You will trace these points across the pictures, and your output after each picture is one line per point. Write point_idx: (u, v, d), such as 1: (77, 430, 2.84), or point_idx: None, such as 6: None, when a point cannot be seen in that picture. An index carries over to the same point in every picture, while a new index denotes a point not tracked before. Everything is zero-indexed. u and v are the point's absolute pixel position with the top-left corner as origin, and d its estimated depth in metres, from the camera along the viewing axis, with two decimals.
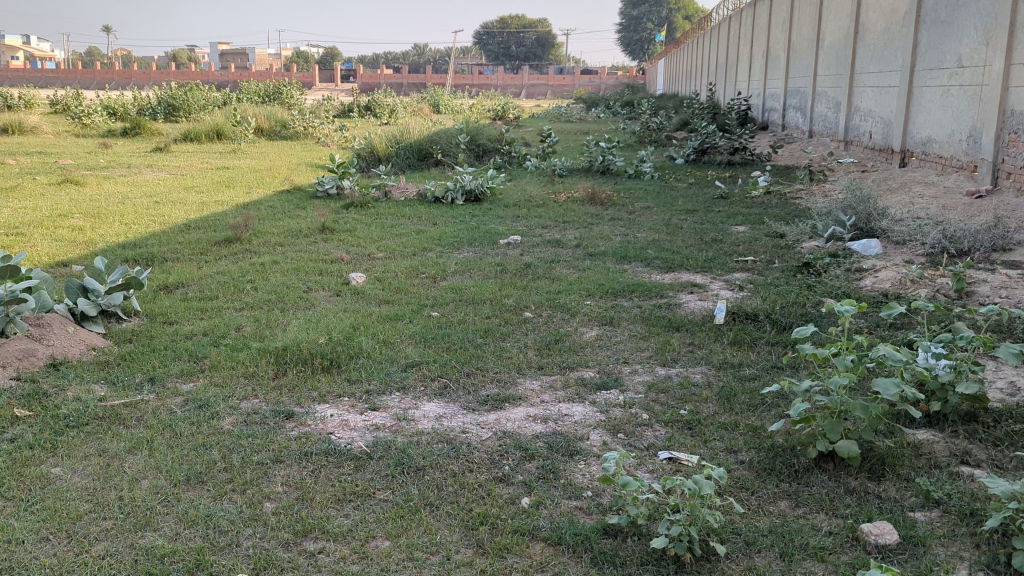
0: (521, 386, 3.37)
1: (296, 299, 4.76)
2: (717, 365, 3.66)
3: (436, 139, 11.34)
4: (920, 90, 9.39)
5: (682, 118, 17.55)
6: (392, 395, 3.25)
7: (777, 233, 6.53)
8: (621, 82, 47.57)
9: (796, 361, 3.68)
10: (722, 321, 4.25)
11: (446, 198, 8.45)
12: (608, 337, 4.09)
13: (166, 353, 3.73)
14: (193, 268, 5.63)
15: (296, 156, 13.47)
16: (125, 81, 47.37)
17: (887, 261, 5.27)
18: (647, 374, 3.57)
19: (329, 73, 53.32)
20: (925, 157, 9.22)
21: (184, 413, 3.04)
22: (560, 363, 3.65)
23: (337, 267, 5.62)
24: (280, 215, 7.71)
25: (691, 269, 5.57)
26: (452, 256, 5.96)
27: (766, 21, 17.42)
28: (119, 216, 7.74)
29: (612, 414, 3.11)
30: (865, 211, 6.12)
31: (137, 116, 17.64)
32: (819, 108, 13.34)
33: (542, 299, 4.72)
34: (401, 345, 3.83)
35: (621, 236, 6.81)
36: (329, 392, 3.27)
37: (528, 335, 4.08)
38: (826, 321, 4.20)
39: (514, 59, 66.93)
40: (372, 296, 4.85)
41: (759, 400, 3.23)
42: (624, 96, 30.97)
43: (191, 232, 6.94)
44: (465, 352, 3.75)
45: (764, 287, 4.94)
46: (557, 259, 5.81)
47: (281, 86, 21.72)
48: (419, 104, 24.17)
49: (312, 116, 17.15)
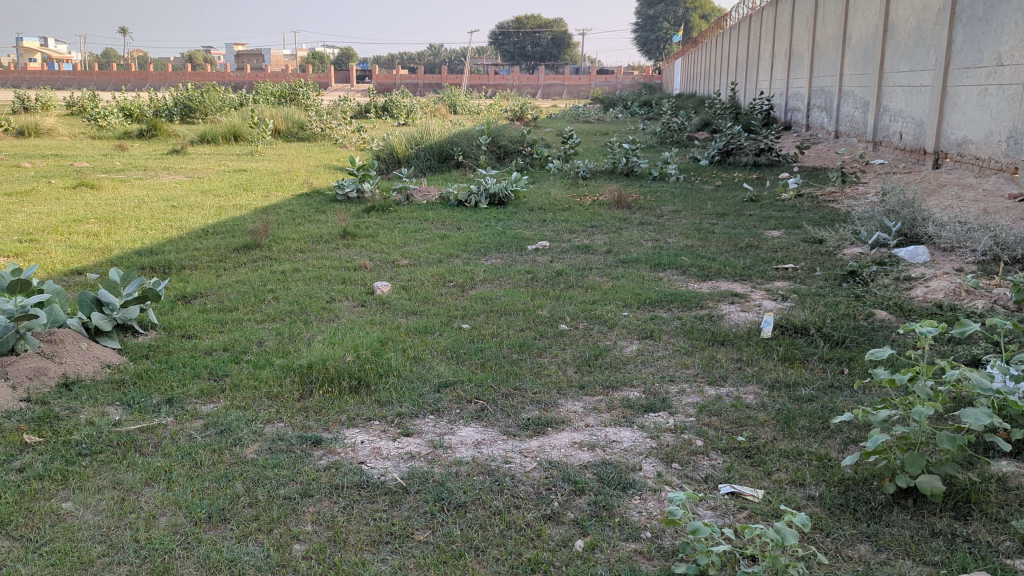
0: (562, 408, 3.15)
1: (320, 311, 4.56)
2: (771, 384, 3.42)
3: (456, 140, 11.14)
4: (955, 89, 9.09)
5: (704, 118, 17.28)
6: (426, 419, 3.03)
7: (815, 238, 6.28)
8: (637, 82, 47.27)
9: (855, 381, 3.43)
10: (771, 334, 4.01)
11: (470, 201, 8.25)
12: (649, 352, 3.86)
13: (184, 371, 3.53)
14: (212, 276, 5.45)
15: (314, 158, 13.32)
16: (141, 81, 47.56)
17: (937, 269, 5.01)
18: (696, 394, 3.34)
19: (345, 73, 53.34)
20: (960, 159, 8.93)
21: (204, 439, 2.85)
22: (603, 382, 3.42)
23: (360, 275, 5.43)
24: (300, 219, 7.53)
25: (729, 276, 5.33)
26: (479, 263, 5.76)
27: (788, 20, 17.11)
28: (136, 221, 7.57)
29: (663, 440, 2.88)
30: (910, 215, 5.85)
31: (154, 118, 17.55)
32: (846, 108, 13.04)
33: (577, 310, 4.50)
34: (433, 362, 3.61)
35: (651, 241, 6.57)
36: (359, 415, 3.06)
37: (565, 350, 3.85)
38: (881, 335, 3.95)
39: (530, 60, 66.65)
40: (398, 307, 4.65)
41: (820, 425, 2.99)
42: (641, 96, 30.70)
43: (209, 238, 6.77)
44: (501, 370, 3.53)
45: (809, 297, 4.70)
46: (589, 266, 5.59)
47: (297, 87, 21.60)
48: (436, 104, 24.01)
49: (330, 118, 17.00)
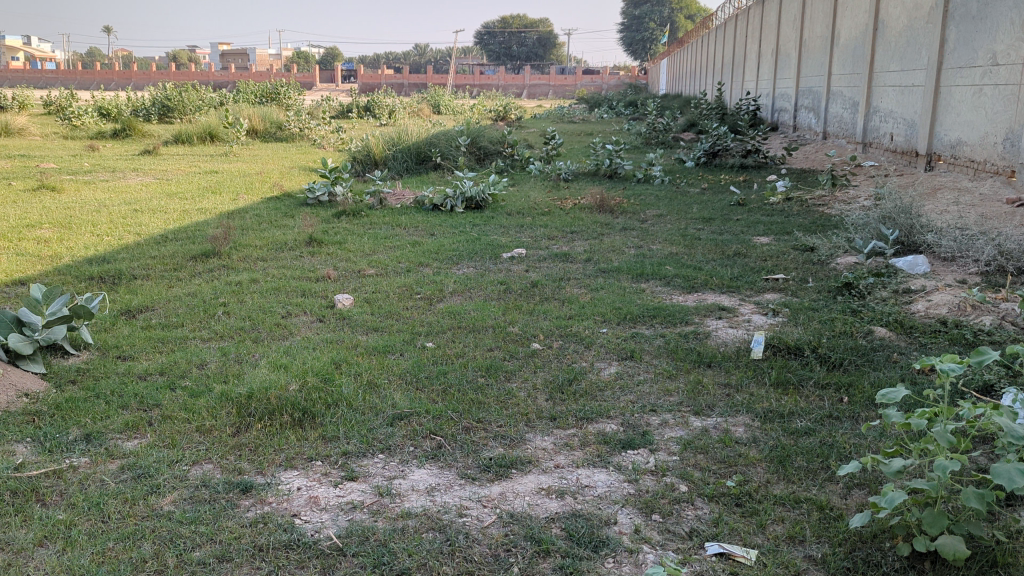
0: (529, 445, 2.81)
1: (273, 327, 4.20)
2: (762, 414, 3.09)
3: (434, 142, 10.79)
4: (948, 89, 8.81)
5: (690, 118, 16.99)
6: (375, 459, 2.68)
7: (807, 246, 5.97)
8: (622, 82, 47.05)
9: (856, 411, 3.11)
10: (762, 356, 3.67)
11: (445, 205, 7.89)
12: (629, 376, 3.52)
13: (110, 401, 3.15)
14: (163, 287, 5.08)
15: (290, 159, 12.95)
16: (123, 81, 47.01)
17: (937, 281, 4.71)
18: (680, 427, 3.00)
19: (330, 73, 52.77)
20: (954, 161, 8.65)
21: (118, 485, 2.47)
22: (578, 412, 3.08)
23: (322, 286, 5.07)
24: (265, 224, 7.15)
25: (716, 287, 5.00)
26: (450, 272, 5.42)
27: (774, 20, 16.85)
28: (92, 226, 7.16)
29: (642, 485, 2.54)
30: (907, 222, 5.56)
31: (129, 117, 17.10)
32: (834, 108, 12.77)
33: (551, 326, 4.16)
34: (389, 389, 3.26)
35: (634, 248, 6.24)
36: (300, 454, 2.71)
37: (537, 374, 3.51)
38: (882, 358, 3.64)
39: (516, 60, 66.28)
40: (359, 322, 4.30)
41: (819, 466, 2.68)
42: (627, 96, 30.40)
43: (167, 245, 6.39)
44: (463, 399, 3.17)
45: (802, 312, 4.38)
46: (567, 276, 5.25)
47: (278, 86, 21.18)
48: (419, 104, 23.62)
49: (309, 118, 16.60)
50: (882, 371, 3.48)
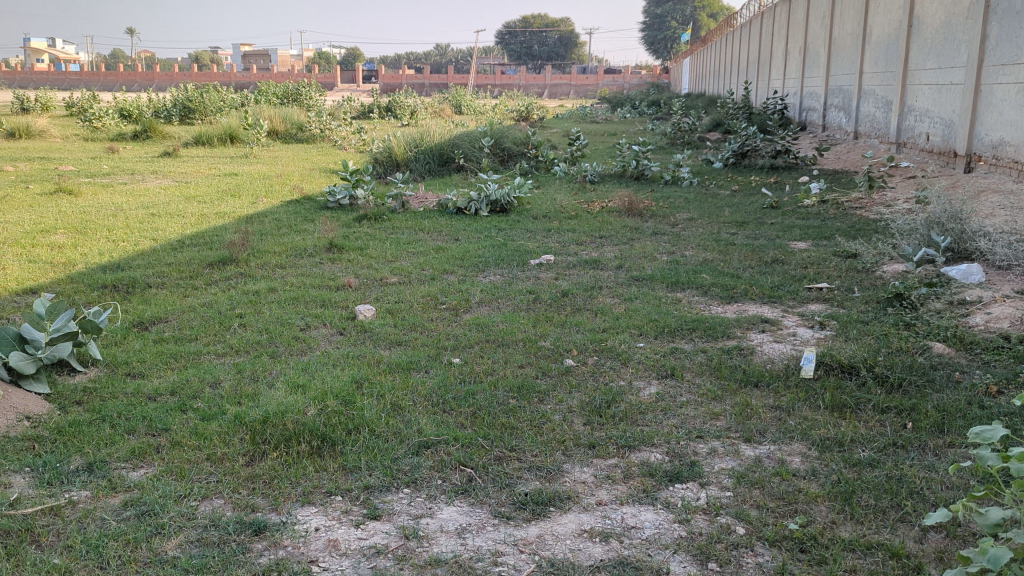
0: (567, 478, 2.57)
1: (291, 341, 4.00)
2: (819, 442, 2.84)
3: (457, 142, 10.57)
4: (990, 87, 8.47)
5: (716, 118, 16.69)
6: (399, 494, 2.45)
7: (849, 252, 5.69)
8: (644, 82, 46.66)
9: (922, 439, 2.84)
10: (813, 375, 3.41)
11: (469, 209, 7.67)
12: (671, 397, 3.27)
13: (116, 424, 2.95)
14: (178, 297, 4.89)
15: (311, 161, 12.79)
16: (146, 83, 47.28)
17: (995, 292, 4.41)
18: (730, 456, 2.74)
19: (351, 73, 52.78)
20: (996, 162, 8.31)
21: (119, 525, 2.26)
22: (618, 439, 2.84)
23: (343, 296, 4.86)
24: (284, 229, 6.96)
25: (756, 297, 4.74)
26: (476, 281, 5.20)
27: (802, 18, 16.50)
28: (108, 231, 7.01)
29: (694, 526, 2.29)
30: (958, 228, 5.26)
31: (150, 119, 17.03)
32: (866, 107, 12.43)
33: (585, 340, 3.91)
34: (413, 412, 3.04)
35: (666, 254, 5.99)
36: (319, 487, 2.49)
37: (572, 395, 3.27)
38: (943, 377, 3.37)
39: (537, 60, 65.96)
40: (381, 335, 4.09)
41: (889, 504, 2.41)
42: (650, 95, 29.97)
43: (185, 251, 6.22)
44: (494, 424, 2.94)
45: (851, 325, 4.11)
46: (598, 284, 5.01)
47: (299, 88, 21.08)
48: (440, 105, 23.44)
49: (330, 119, 16.46)
50: (946, 393, 3.21)
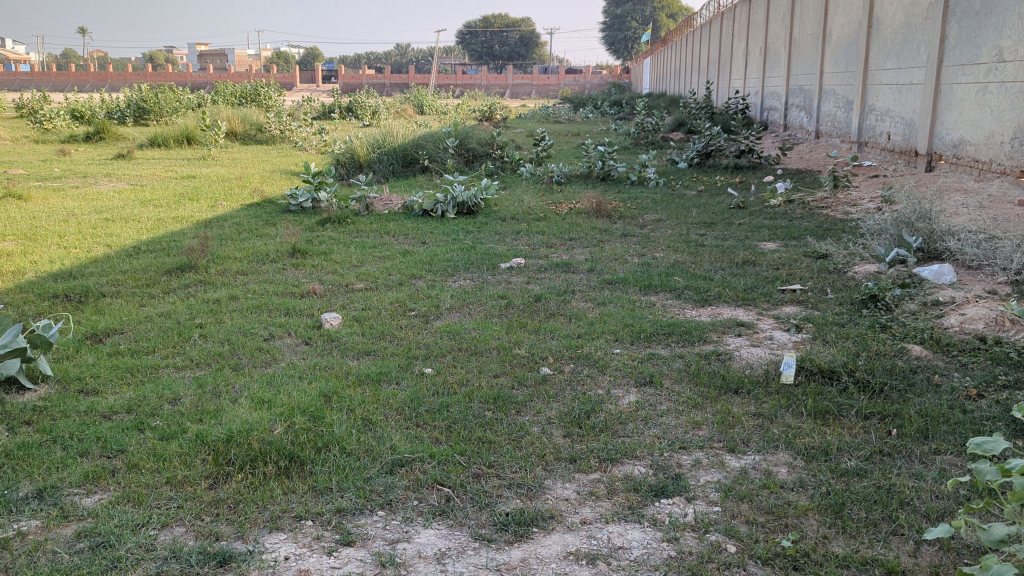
0: (549, 496, 2.47)
1: (255, 352, 3.85)
2: (805, 451, 2.76)
3: (421, 143, 10.42)
4: (949, 87, 8.55)
5: (678, 118, 16.73)
6: (373, 517, 2.33)
7: (820, 253, 5.66)
8: (605, 82, 46.82)
9: (908, 447, 2.77)
10: (793, 381, 3.34)
11: (436, 211, 7.55)
12: (651, 406, 3.18)
13: (68, 446, 2.78)
14: (134, 306, 4.69)
15: (271, 162, 12.54)
16: (99, 83, 46.30)
17: (967, 292, 4.40)
18: (716, 468, 2.66)
19: (310, 73, 52.20)
20: (957, 161, 8.39)
21: (72, 558, 2.11)
22: (600, 453, 2.74)
23: (308, 303, 4.70)
24: (245, 234, 6.77)
25: (730, 300, 4.68)
26: (445, 286, 5.07)
27: (762, 19, 16.61)
28: (60, 237, 6.75)
29: (683, 545, 2.20)
30: (927, 228, 5.26)
31: (104, 120, 16.60)
32: (827, 107, 12.52)
33: (560, 347, 3.82)
34: (386, 427, 2.92)
35: (637, 256, 5.92)
36: (288, 512, 2.36)
37: (550, 406, 3.16)
38: (924, 381, 3.32)
39: (498, 60, 65.86)
40: (349, 345, 3.95)
41: (880, 516, 2.34)
42: (612, 95, 30.03)
43: (141, 258, 6.00)
44: (470, 438, 2.83)
45: (827, 327, 4.06)
46: (570, 288, 4.91)
47: (258, 88, 20.73)
48: (402, 104, 23.23)
49: (290, 120, 16.18)
50: (928, 397, 3.16)
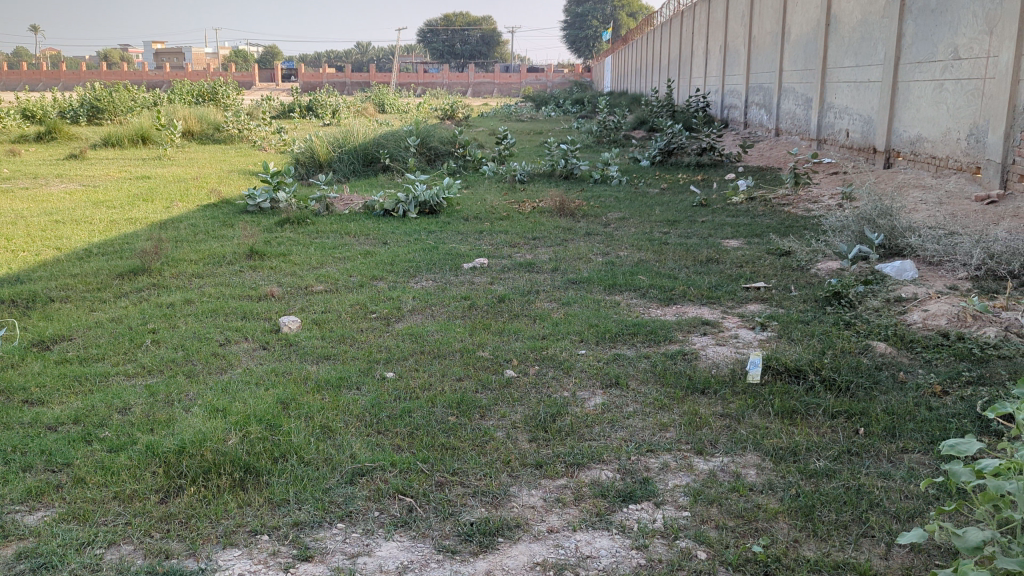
0: (515, 503, 2.40)
1: (210, 357, 3.73)
2: (773, 452, 2.72)
3: (382, 142, 10.29)
4: (906, 84, 8.64)
5: (640, 116, 16.77)
6: (333, 530, 2.24)
7: (783, 250, 5.67)
8: (567, 80, 46.88)
9: (876, 446, 2.75)
10: (760, 380, 3.31)
11: (397, 211, 7.44)
12: (617, 408, 3.13)
13: (10, 460, 2.65)
14: (84, 311, 4.54)
15: (229, 162, 12.32)
16: (52, 82, 45.30)
17: (929, 288, 4.42)
18: (684, 471, 2.61)
19: (269, 72, 51.56)
20: (914, 158, 8.48)
21: None
22: (566, 457, 2.68)
23: (266, 306, 4.58)
24: (201, 235, 6.60)
25: (695, 298, 4.66)
26: (407, 287, 4.99)
27: (721, 17, 16.70)
28: (7, 240, 6.53)
29: (653, 552, 2.14)
30: (888, 225, 5.28)
31: (55, 120, 16.18)
32: (787, 105, 12.61)
33: (525, 349, 3.75)
34: (346, 435, 2.83)
35: (601, 255, 5.88)
36: (243, 526, 2.26)
37: (515, 410, 3.09)
38: (889, 378, 3.31)
39: (459, 59, 65.64)
40: (308, 349, 3.85)
41: (850, 518, 2.30)
42: (574, 94, 30.00)
43: (92, 261, 5.82)
44: (433, 445, 2.75)
45: (792, 325, 4.05)
46: (534, 288, 4.85)
47: (216, 86, 20.39)
48: (363, 103, 23.01)
49: (248, 119, 15.92)
50: (893, 395, 3.15)
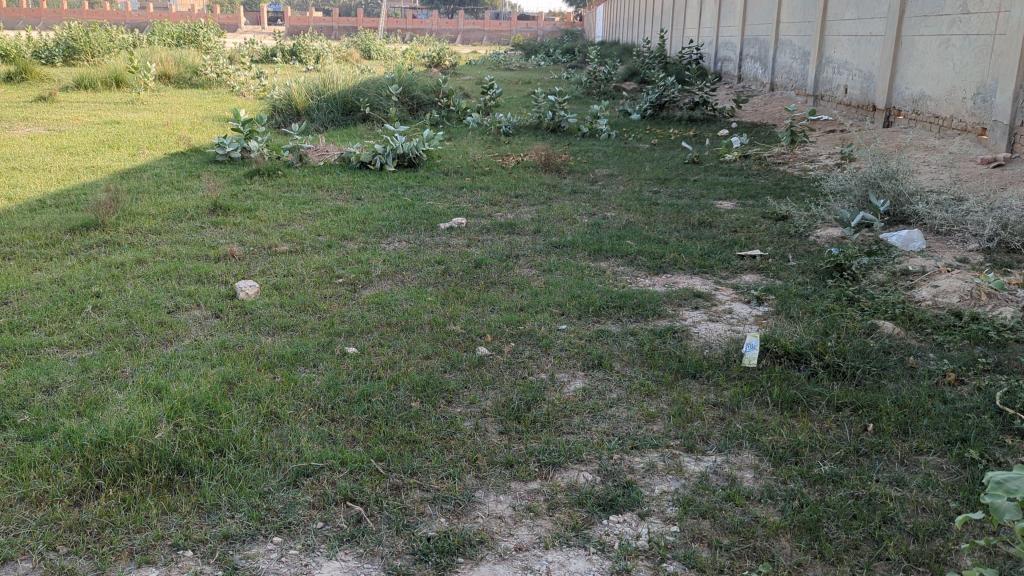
0: (478, 514, 2.10)
1: (155, 327, 3.39)
2: (773, 452, 2.43)
3: (362, 90, 9.82)
4: (909, 39, 8.25)
5: (632, 68, 16.27)
6: (267, 546, 1.94)
7: (780, 215, 5.35)
8: (559, 29, 45.86)
9: (888, 446, 2.46)
10: (757, 364, 3.01)
11: (374, 163, 7.05)
12: (599, 394, 2.82)
13: None
14: (26, 270, 4.18)
15: (204, 107, 11.79)
16: (31, 18, 43.95)
17: (938, 261, 4.12)
18: (672, 474, 2.32)
19: (255, 15, 50.19)
20: (916, 117, 8.13)
21: None
22: (540, 455, 2.39)
23: (224, 268, 4.23)
24: (164, 187, 6.21)
25: (686, 266, 4.34)
26: (377, 248, 4.65)
27: None
28: None
29: None
30: (893, 190, 4.97)
31: (26, 59, 15.49)
32: (783, 58, 12.17)
33: (500, 322, 3.44)
34: (294, 424, 2.52)
35: (586, 216, 5.54)
36: (163, 540, 1.95)
37: (486, 395, 2.79)
38: (898, 365, 3.02)
39: (449, 4, 64.15)
40: (264, 318, 3.53)
41: (861, 536, 2.02)
42: (565, 43, 29.26)
43: (44, 213, 5.43)
44: (392, 438, 2.45)
45: (792, 300, 3.75)
46: (514, 253, 4.52)
47: (196, 28, 19.65)
48: (349, 49, 22.30)
49: (228, 62, 15.30)
50: (903, 385, 2.86)
